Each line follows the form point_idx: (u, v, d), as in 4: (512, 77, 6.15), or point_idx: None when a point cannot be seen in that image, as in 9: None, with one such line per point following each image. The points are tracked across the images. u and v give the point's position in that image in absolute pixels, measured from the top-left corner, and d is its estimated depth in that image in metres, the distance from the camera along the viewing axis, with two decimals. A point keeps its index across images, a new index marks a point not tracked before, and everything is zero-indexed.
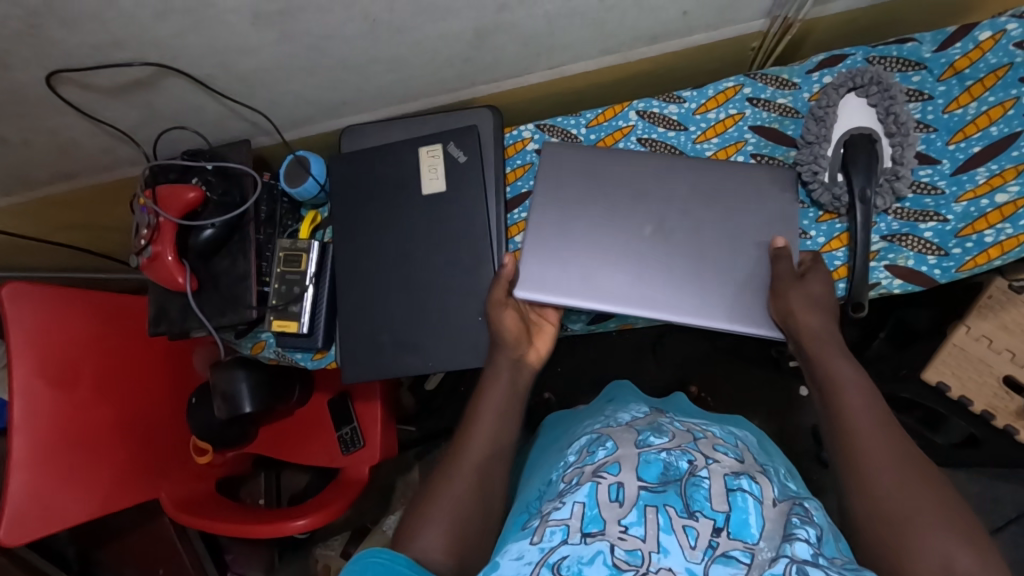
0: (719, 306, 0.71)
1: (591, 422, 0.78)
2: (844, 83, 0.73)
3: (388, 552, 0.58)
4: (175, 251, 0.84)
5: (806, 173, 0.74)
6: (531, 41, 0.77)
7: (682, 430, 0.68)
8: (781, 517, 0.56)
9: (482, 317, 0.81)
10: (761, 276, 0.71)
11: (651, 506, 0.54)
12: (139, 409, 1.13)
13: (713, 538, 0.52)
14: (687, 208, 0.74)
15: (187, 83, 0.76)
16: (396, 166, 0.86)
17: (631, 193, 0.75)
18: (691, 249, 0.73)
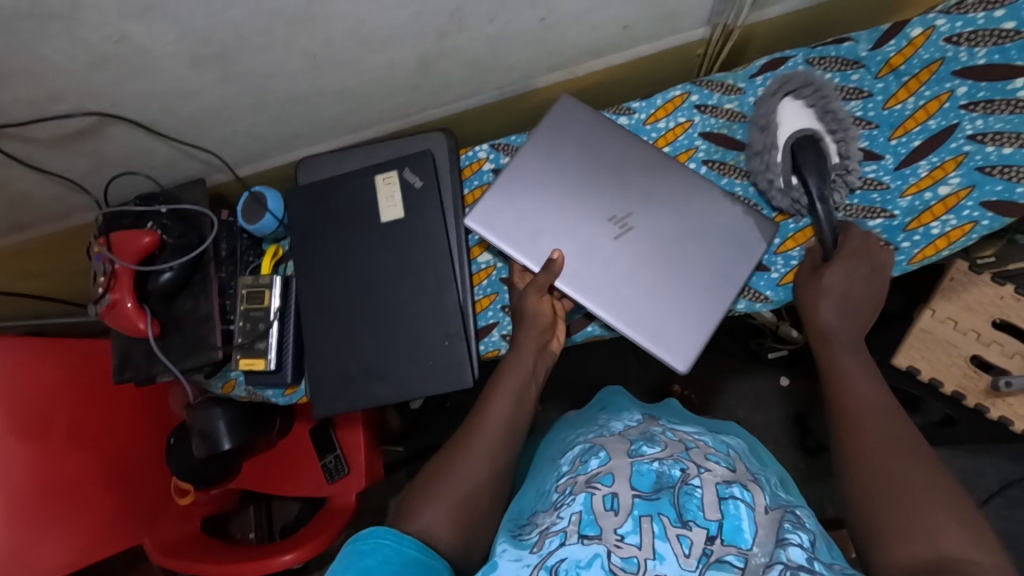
0: (688, 311, 0.71)
1: (583, 431, 0.77)
2: (782, 87, 0.74)
3: (395, 535, 0.58)
4: (134, 298, 0.82)
5: (762, 182, 0.75)
6: (476, 63, 0.77)
7: (674, 440, 0.65)
8: (774, 522, 0.54)
9: (448, 341, 0.81)
10: (708, 291, 0.71)
11: (646, 515, 0.53)
12: (116, 455, 1.11)
13: (707, 545, 0.51)
14: (661, 212, 0.74)
15: (132, 129, 0.75)
16: (354, 196, 0.86)
17: (617, 189, 0.75)
18: (663, 252, 0.72)
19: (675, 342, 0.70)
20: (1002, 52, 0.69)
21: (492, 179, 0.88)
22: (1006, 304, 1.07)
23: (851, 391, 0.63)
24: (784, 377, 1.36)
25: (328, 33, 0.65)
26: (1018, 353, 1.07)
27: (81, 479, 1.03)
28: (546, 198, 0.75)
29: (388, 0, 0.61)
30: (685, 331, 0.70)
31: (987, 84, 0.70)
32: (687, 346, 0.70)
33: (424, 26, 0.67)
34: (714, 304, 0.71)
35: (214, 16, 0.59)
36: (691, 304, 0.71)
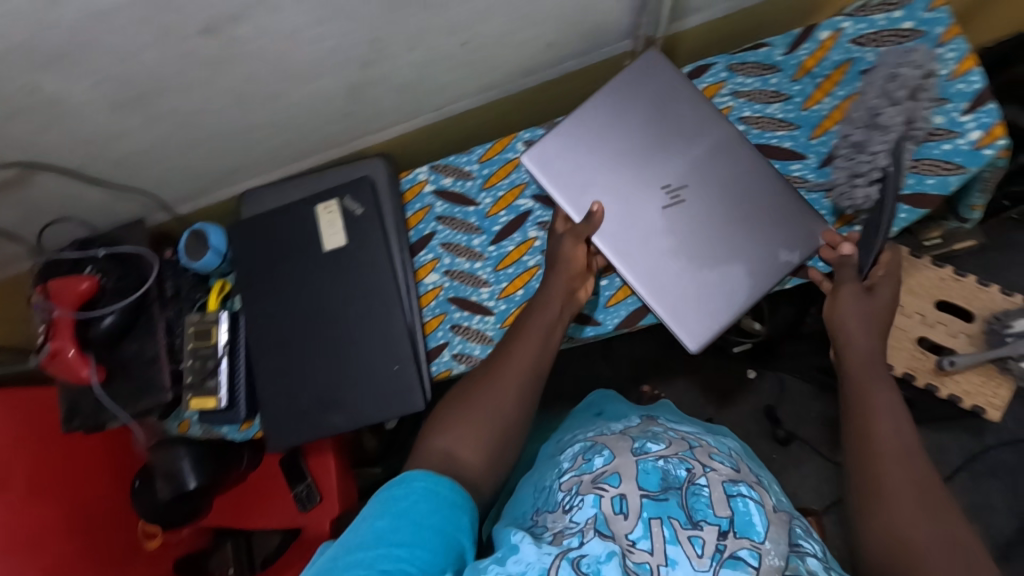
0: (722, 288, 0.72)
1: (583, 430, 0.77)
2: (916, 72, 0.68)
3: (430, 476, 0.59)
4: (76, 344, 0.81)
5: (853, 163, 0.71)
6: (405, 89, 0.78)
7: (677, 438, 0.66)
8: (785, 523, 0.57)
9: (398, 365, 0.81)
10: (745, 276, 0.72)
11: (656, 518, 0.54)
12: (77, 503, 1.08)
13: (719, 542, 0.52)
14: (713, 191, 0.74)
15: (61, 176, 0.75)
16: (297, 227, 0.86)
17: (677, 159, 0.75)
18: (704, 229, 0.73)
19: (689, 323, 0.72)
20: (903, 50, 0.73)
21: (434, 202, 0.89)
22: (947, 285, 1.14)
23: (879, 428, 0.63)
24: (751, 370, 1.38)
25: (248, 71, 0.65)
26: (962, 333, 1.12)
27: (45, 529, 1.00)
28: (608, 153, 0.75)
29: (305, 36, 0.62)
30: (712, 307, 0.72)
31: None
32: (702, 329, 0.72)
33: (346, 58, 0.68)
34: (750, 288, 0.72)
35: (127, 62, 0.59)
36: (718, 294, 0.72)
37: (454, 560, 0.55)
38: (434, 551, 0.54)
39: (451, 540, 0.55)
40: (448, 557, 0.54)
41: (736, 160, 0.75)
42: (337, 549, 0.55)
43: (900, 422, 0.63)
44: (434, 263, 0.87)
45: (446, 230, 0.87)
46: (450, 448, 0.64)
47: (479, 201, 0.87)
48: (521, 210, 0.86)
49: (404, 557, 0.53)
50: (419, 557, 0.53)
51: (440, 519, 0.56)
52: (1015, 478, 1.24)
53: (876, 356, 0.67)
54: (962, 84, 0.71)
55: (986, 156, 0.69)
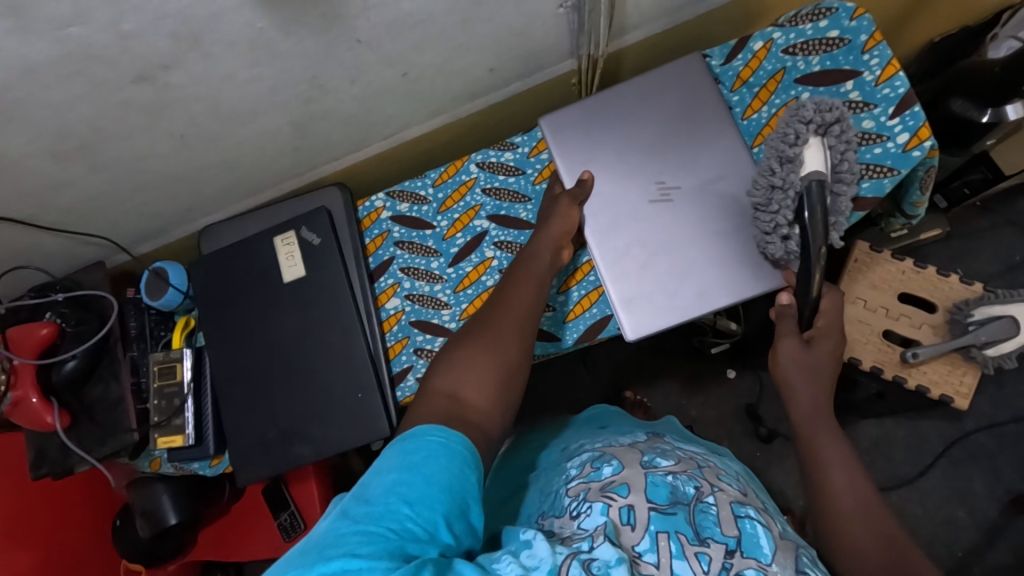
0: (678, 286, 0.76)
1: (587, 441, 0.78)
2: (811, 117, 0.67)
3: (441, 430, 0.56)
4: (39, 391, 0.81)
5: (767, 226, 0.71)
6: (351, 121, 0.79)
7: (686, 457, 0.69)
8: (790, 551, 0.58)
9: (362, 393, 0.82)
10: (707, 284, 0.76)
11: (663, 532, 0.54)
12: (57, 548, 1.08)
13: (726, 560, 0.53)
14: (702, 201, 0.78)
15: (13, 226, 0.75)
16: (256, 261, 0.87)
17: (678, 162, 0.78)
18: (677, 231, 0.77)
19: (637, 314, 0.77)
20: (832, 58, 0.76)
21: (391, 227, 0.89)
22: (907, 278, 1.16)
23: (834, 483, 0.65)
24: (731, 369, 1.38)
25: (188, 114, 0.66)
26: (926, 324, 1.14)
27: None
28: (617, 138, 0.80)
29: (240, 79, 0.63)
30: (664, 300, 0.76)
31: (824, 89, 0.76)
32: (645, 322, 0.76)
33: (287, 95, 0.69)
34: (707, 295, 0.76)
35: (65, 115, 0.60)
36: (669, 296, 0.76)
37: (462, 519, 0.52)
38: (443, 507, 0.51)
39: (459, 499, 0.53)
40: (456, 517, 0.52)
41: (733, 180, 0.78)
42: (346, 501, 0.52)
43: (855, 473, 0.66)
44: (394, 288, 0.88)
45: (404, 255, 0.88)
46: (455, 390, 0.63)
47: (436, 224, 0.88)
48: (477, 230, 0.87)
49: (412, 516, 0.50)
50: (426, 517, 0.50)
51: (452, 477, 0.53)
52: (993, 462, 1.25)
53: (819, 409, 0.71)
54: (887, 89, 0.73)
55: (914, 157, 0.72)
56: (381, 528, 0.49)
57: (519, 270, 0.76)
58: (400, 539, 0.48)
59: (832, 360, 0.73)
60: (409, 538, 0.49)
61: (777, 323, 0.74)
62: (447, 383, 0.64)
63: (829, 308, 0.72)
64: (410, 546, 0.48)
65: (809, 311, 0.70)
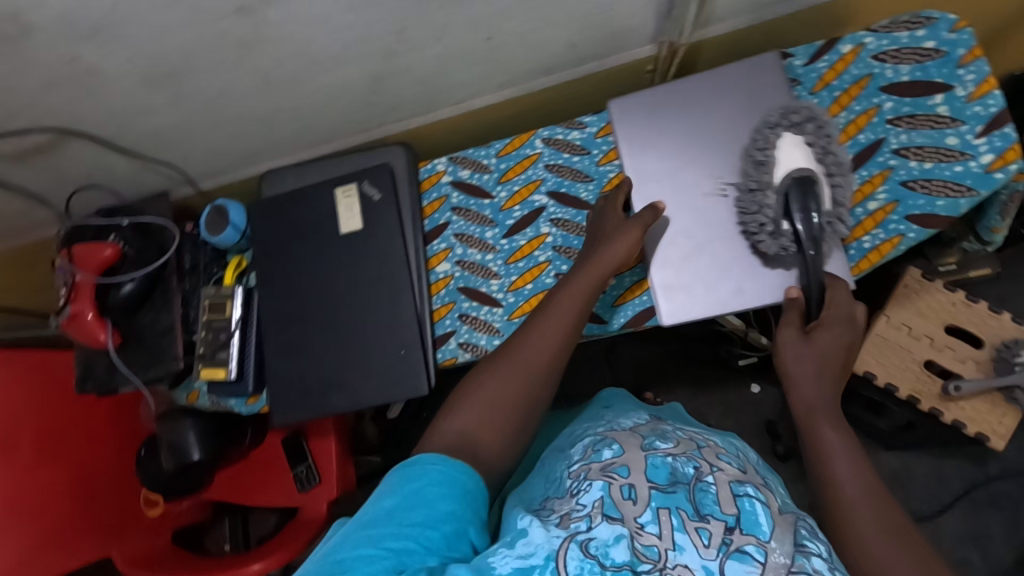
0: (721, 280, 0.77)
1: (591, 426, 0.77)
2: (778, 121, 0.74)
3: (443, 459, 0.59)
4: (95, 309, 0.84)
5: (755, 224, 0.74)
6: (426, 81, 0.80)
7: (685, 437, 0.68)
8: (789, 524, 0.55)
9: (405, 350, 0.83)
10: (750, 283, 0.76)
11: (665, 507, 0.55)
12: (85, 468, 1.12)
13: (725, 536, 0.53)
14: None
15: (92, 145, 0.78)
16: (316, 209, 0.88)
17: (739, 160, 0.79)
18: (728, 227, 0.78)
19: (674, 300, 0.78)
20: (923, 69, 0.74)
21: (450, 192, 0.90)
22: (957, 310, 1.13)
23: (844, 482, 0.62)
24: (756, 384, 1.37)
25: (277, 55, 0.68)
26: (969, 359, 1.11)
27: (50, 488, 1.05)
28: (681, 125, 0.81)
29: (332, 23, 0.64)
30: (705, 292, 0.77)
31: (911, 100, 0.74)
32: (682, 310, 0.77)
33: (372, 46, 0.70)
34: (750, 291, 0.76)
35: (161, 39, 0.62)
36: (708, 288, 0.77)
37: (461, 544, 0.55)
38: (441, 531, 0.54)
39: (458, 524, 0.55)
40: (456, 539, 0.55)
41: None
42: (350, 524, 0.56)
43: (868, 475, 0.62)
44: (446, 252, 0.89)
45: (459, 221, 0.89)
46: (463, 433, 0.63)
47: (495, 194, 0.88)
48: (535, 205, 0.87)
49: (409, 536, 0.53)
50: (425, 536, 0.54)
51: (451, 502, 0.56)
52: (1015, 510, 1.22)
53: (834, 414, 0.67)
54: (979, 107, 0.72)
55: (997, 179, 0.70)
56: (379, 550, 0.52)
57: (548, 312, 0.71)
58: (396, 560, 0.52)
59: (839, 348, 0.68)
60: (405, 560, 0.52)
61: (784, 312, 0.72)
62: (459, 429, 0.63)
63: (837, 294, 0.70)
64: (407, 565, 0.52)
65: (814, 299, 0.71)
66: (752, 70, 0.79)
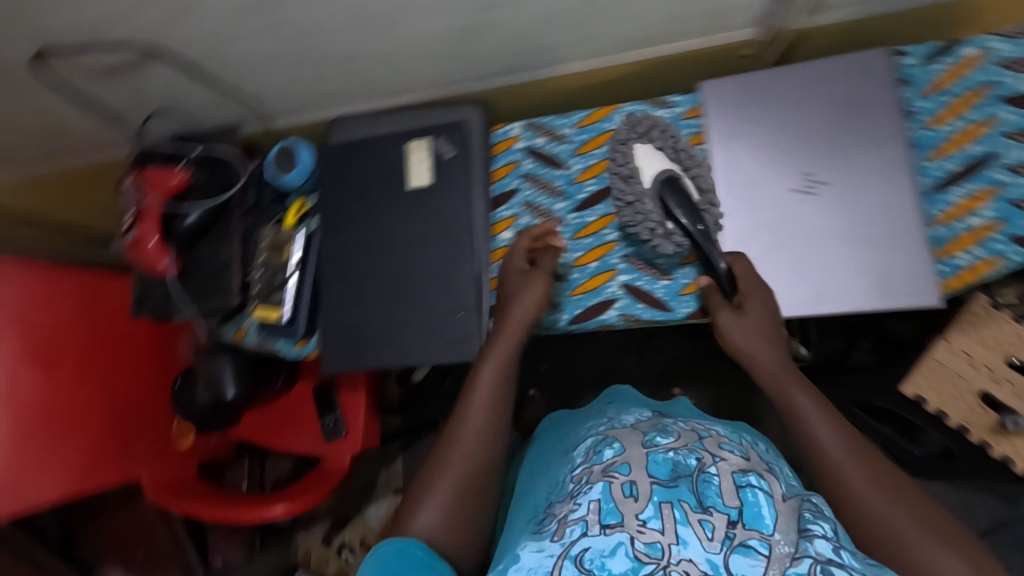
0: (800, 280, 0.75)
1: (593, 424, 0.76)
2: (628, 136, 0.77)
3: (399, 539, 0.61)
4: (159, 235, 0.85)
5: (645, 232, 0.75)
6: (517, 39, 0.77)
7: (686, 430, 0.65)
8: (793, 513, 0.54)
9: (462, 313, 0.82)
10: (828, 286, 0.74)
11: (666, 502, 0.53)
12: (124, 393, 1.14)
13: (729, 529, 0.51)
14: (848, 202, 0.74)
15: (174, 68, 0.77)
16: (384, 160, 0.86)
17: (832, 158, 0.76)
18: (812, 225, 0.75)
19: None
20: None
21: (522, 158, 0.88)
22: None
23: None
24: None
25: None
26: None
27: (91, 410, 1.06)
28: (774, 116, 0.78)
29: None
30: (779, 290, 0.76)
31: None
32: None
33: None
34: (828, 294, 0.74)
35: None
36: (783, 287, 0.75)
37: None
38: None
39: None
40: None
41: (889, 186, 0.73)
42: None
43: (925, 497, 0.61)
44: (511, 220, 0.87)
45: (529, 189, 0.87)
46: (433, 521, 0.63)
47: (569, 166, 0.86)
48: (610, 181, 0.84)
49: None
50: None
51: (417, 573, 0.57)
52: None
53: None
54: None
55: None
56: None
57: (461, 415, 0.72)
58: None
59: (766, 311, 0.73)
60: None
61: (706, 299, 0.76)
62: (431, 521, 0.63)
63: (744, 267, 0.75)
64: None
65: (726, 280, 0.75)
66: (858, 64, 0.75)
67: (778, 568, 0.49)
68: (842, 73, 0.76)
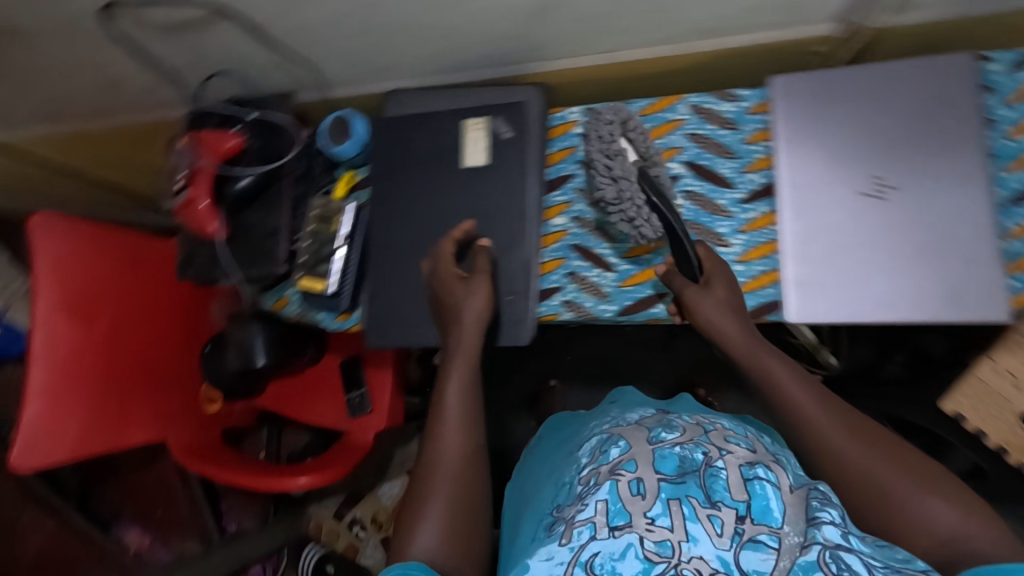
0: (862, 286, 0.73)
1: (598, 424, 0.75)
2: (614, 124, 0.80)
3: (401, 564, 0.59)
4: (210, 198, 0.84)
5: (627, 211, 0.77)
6: (588, 20, 0.75)
7: (692, 424, 0.64)
8: (802, 504, 0.53)
9: (511, 296, 0.81)
10: (891, 295, 0.72)
11: (674, 498, 0.53)
12: (155, 353, 1.14)
13: (738, 525, 0.50)
14: (919, 208, 0.72)
15: (239, 29, 0.76)
16: (439, 138, 0.85)
17: (906, 162, 0.73)
18: (879, 230, 0.73)
19: (806, 298, 0.75)
20: None
21: (579, 144, 0.86)
22: None
23: None
24: None
25: None
26: None
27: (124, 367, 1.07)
28: (847, 115, 0.75)
29: None
30: (840, 295, 0.74)
31: None
32: (813, 309, 0.75)
33: None
34: (890, 303, 0.72)
35: None
36: (845, 292, 0.74)
37: None
38: None
39: None
40: None
41: (964, 195, 0.71)
42: None
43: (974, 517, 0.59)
44: (564, 206, 0.85)
45: (585, 175, 0.85)
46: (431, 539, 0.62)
47: None
48: (669, 173, 0.83)
49: None
50: None
51: None
52: None
53: None
54: None
55: None
56: None
57: (438, 433, 0.70)
58: None
59: (731, 290, 0.73)
60: None
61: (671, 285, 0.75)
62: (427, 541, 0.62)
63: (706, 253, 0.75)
64: None
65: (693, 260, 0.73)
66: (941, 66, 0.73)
67: (789, 561, 0.47)
68: (924, 75, 0.74)
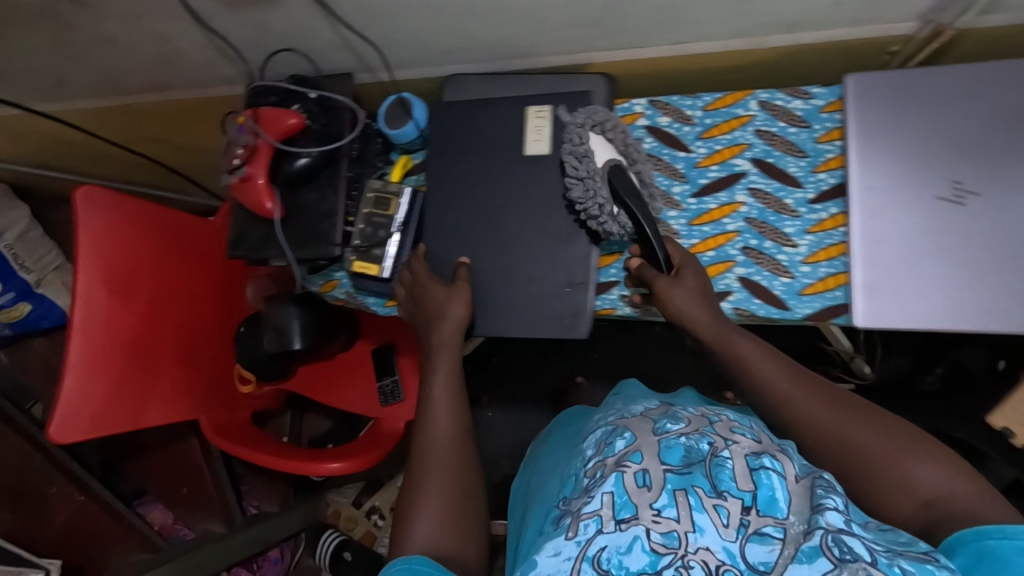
0: (934, 292, 0.71)
1: (604, 415, 0.73)
2: (584, 121, 0.78)
3: (406, 558, 0.60)
4: (266, 175, 0.83)
5: (592, 210, 0.75)
6: (662, 10, 0.73)
7: (696, 414, 0.61)
8: (807, 493, 0.51)
9: (569, 288, 0.79)
10: (964, 303, 0.70)
11: (679, 490, 0.50)
12: (189, 330, 1.13)
13: (743, 516, 0.48)
14: (999, 216, 0.70)
15: (305, 6, 0.75)
16: (500, 124, 0.84)
17: (988, 168, 0.71)
18: (956, 236, 0.71)
19: (875, 302, 0.73)
20: None
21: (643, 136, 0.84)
22: None
23: None
24: None
25: None
26: None
27: (161, 343, 1.06)
28: (928, 116, 0.73)
29: None
30: (910, 301, 0.72)
31: None
32: (881, 314, 0.73)
33: None
34: (962, 311, 0.70)
35: None
36: (916, 298, 0.72)
37: None
38: None
39: None
40: None
41: None
42: None
43: None
44: None
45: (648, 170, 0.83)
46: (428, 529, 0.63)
47: (693, 149, 0.82)
48: (735, 169, 0.81)
49: None
50: None
51: None
52: None
53: None
54: None
55: None
56: None
57: (428, 427, 0.73)
58: None
59: (702, 278, 0.74)
60: None
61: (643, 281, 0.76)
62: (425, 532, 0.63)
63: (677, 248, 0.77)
64: None
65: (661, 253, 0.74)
66: None
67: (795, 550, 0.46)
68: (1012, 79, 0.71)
